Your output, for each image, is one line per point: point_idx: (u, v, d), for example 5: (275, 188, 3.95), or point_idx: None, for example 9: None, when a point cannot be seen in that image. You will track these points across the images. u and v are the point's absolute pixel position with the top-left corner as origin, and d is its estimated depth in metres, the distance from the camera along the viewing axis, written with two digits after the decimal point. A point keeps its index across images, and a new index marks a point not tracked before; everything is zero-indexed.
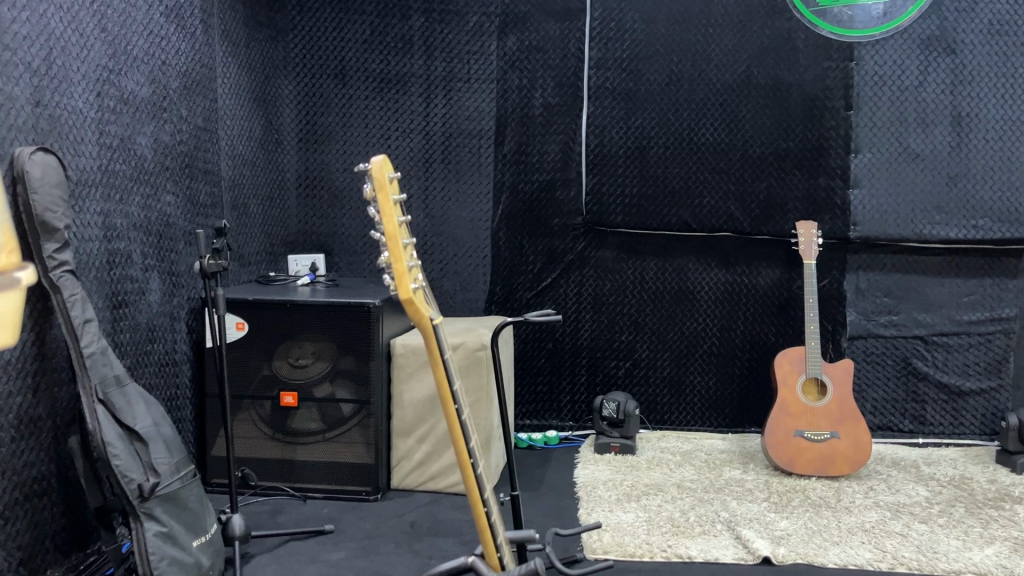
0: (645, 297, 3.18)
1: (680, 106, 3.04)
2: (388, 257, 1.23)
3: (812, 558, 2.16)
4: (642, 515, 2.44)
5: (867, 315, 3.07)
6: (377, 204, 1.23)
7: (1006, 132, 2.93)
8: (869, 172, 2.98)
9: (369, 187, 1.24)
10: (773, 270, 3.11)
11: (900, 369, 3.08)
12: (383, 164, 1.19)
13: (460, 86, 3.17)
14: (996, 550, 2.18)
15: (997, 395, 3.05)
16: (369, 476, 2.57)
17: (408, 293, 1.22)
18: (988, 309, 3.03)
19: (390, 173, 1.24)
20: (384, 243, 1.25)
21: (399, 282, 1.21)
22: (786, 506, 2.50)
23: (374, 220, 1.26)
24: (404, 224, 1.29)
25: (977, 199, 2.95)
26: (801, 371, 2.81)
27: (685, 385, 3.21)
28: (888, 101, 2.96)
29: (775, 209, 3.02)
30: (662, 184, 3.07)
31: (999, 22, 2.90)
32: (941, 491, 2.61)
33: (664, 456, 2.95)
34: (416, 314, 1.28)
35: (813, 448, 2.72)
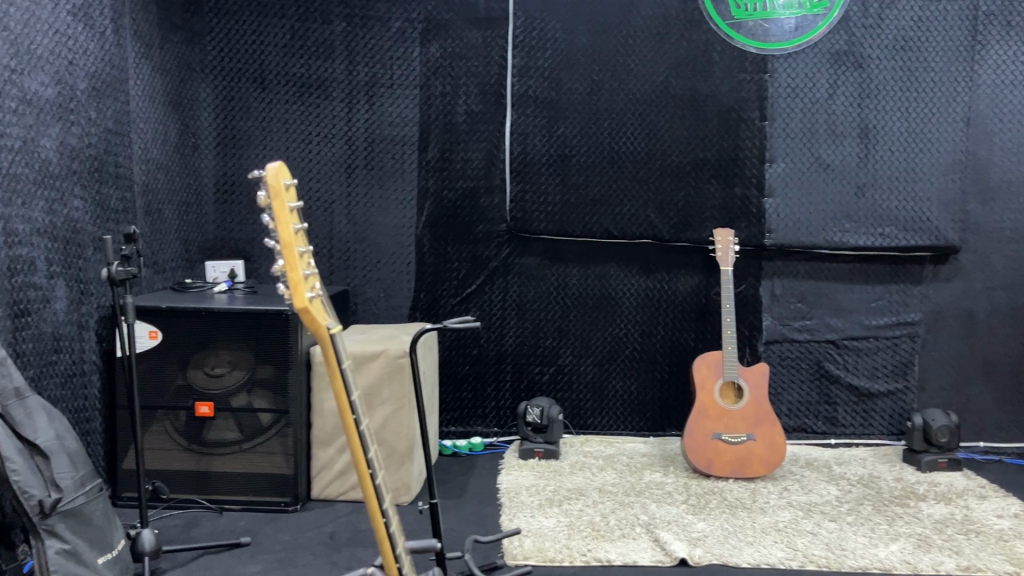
0: (568, 303, 3.21)
1: (602, 115, 3.08)
2: (284, 266, 1.19)
3: (726, 558, 2.21)
4: (563, 519, 2.45)
5: (782, 320, 3.16)
6: (272, 212, 1.22)
7: (910, 144, 3.05)
8: (782, 182, 3.07)
9: (264, 194, 1.21)
10: (691, 277, 3.18)
11: (813, 373, 3.18)
12: (279, 172, 1.20)
13: (382, 92, 3.14)
14: (900, 547, 2.26)
15: (904, 397, 3.16)
16: (287, 487, 2.53)
17: (303, 303, 1.19)
18: (895, 314, 3.14)
19: (286, 180, 1.21)
20: (279, 251, 1.21)
21: (293, 289, 1.19)
22: (703, 508, 2.55)
23: (268, 229, 1.22)
24: (301, 234, 1.26)
25: (884, 208, 3.06)
26: (718, 375, 2.86)
27: (608, 390, 3.25)
28: (800, 113, 3.06)
29: (694, 216, 3.08)
30: (585, 192, 3.11)
31: (903, 38, 3.01)
32: (850, 490, 2.70)
33: (586, 461, 2.97)
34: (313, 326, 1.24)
35: (729, 450, 2.79)
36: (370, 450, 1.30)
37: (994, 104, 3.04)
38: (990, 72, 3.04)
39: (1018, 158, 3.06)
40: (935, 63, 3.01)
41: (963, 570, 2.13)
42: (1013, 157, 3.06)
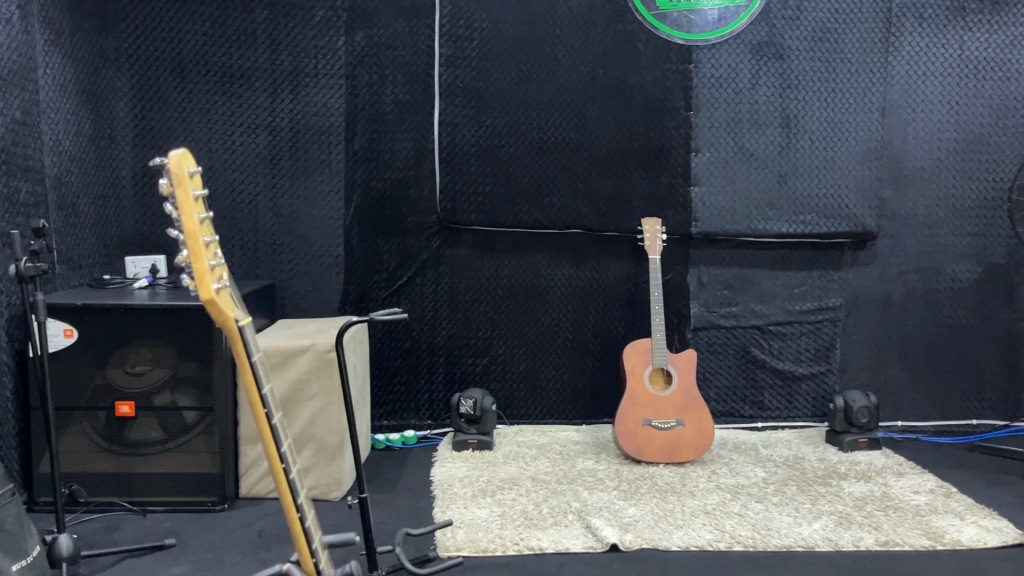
0: (499, 294, 3.21)
1: (530, 105, 3.09)
2: (188, 255, 1.19)
3: (656, 542, 2.24)
4: (495, 509, 2.45)
5: (709, 307, 3.22)
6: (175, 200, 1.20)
7: (830, 133, 3.13)
8: (708, 171, 3.12)
9: (166, 182, 1.19)
10: (621, 265, 3.21)
11: (740, 358, 3.24)
12: (183, 159, 1.18)
13: (307, 81, 3.08)
14: (822, 524, 2.33)
15: (826, 379, 3.26)
16: (215, 486, 2.47)
17: (210, 294, 1.18)
18: (817, 299, 3.23)
19: (190, 167, 1.20)
20: (183, 241, 1.21)
21: (199, 280, 1.19)
22: (634, 493, 2.58)
23: (172, 217, 1.21)
24: (207, 222, 1.25)
25: (805, 196, 3.14)
26: (648, 362, 2.90)
27: (540, 379, 3.26)
28: (723, 103, 3.11)
29: (622, 206, 3.11)
30: (514, 182, 3.11)
31: (821, 29, 3.08)
32: (776, 471, 2.77)
33: (520, 451, 2.98)
34: (220, 316, 1.24)
35: (659, 436, 2.83)
36: (282, 445, 1.30)
37: (907, 94, 3.15)
38: (903, 63, 3.14)
39: (930, 146, 3.17)
40: (852, 54, 3.09)
41: (883, 545, 2.21)
42: (925, 146, 3.17)
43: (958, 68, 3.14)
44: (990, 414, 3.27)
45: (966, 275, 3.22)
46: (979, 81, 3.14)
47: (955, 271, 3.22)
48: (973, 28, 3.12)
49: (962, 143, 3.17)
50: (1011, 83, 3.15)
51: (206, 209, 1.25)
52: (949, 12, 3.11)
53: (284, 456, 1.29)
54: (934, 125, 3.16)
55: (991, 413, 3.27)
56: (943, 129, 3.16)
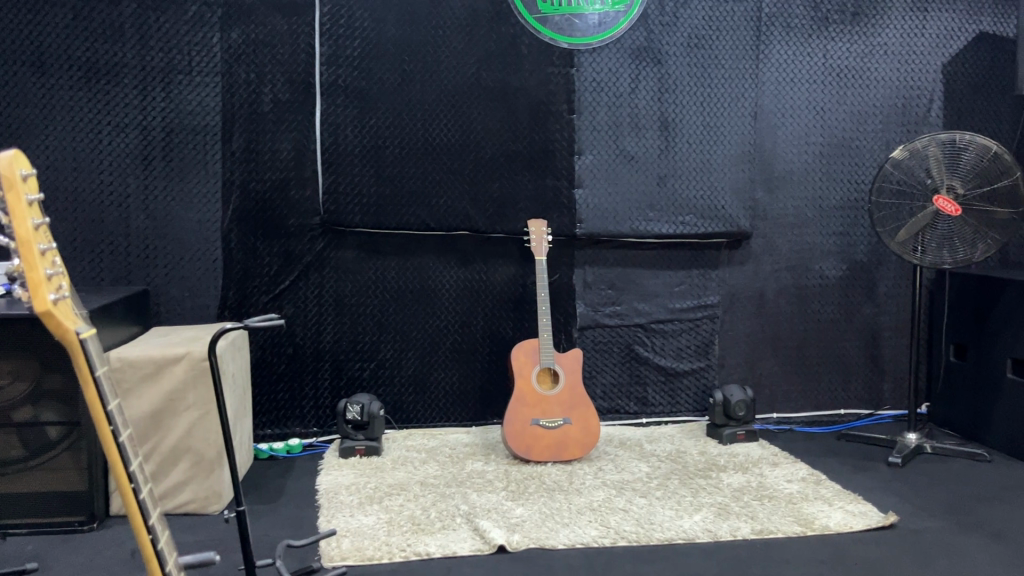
0: (386, 296, 3.17)
1: (413, 105, 3.06)
2: (20, 265, 1.12)
3: (543, 541, 2.26)
4: (383, 516, 2.42)
5: (594, 306, 3.27)
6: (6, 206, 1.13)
7: (706, 137, 3.23)
8: (591, 173, 3.17)
9: None
10: (508, 267, 3.22)
11: (625, 356, 3.32)
12: (14, 161, 1.11)
13: (180, 78, 2.96)
14: (702, 516, 2.40)
15: (706, 374, 3.37)
16: (82, 505, 2.34)
17: (46, 306, 1.12)
18: (697, 297, 3.33)
19: (23, 170, 1.13)
20: (14, 249, 1.13)
21: (33, 292, 1.12)
22: (522, 493, 2.60)
23: (2, 225, 1.14)
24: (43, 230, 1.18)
25: (683, 197, 3.24)
26: (535, 362, 2.93)
27: (429, 382, 3.24)
28: (605, 107, 3.17)
29: (508, 207, 3.12)
30: (399, 183, 3.08)
31: (697, 36, 3.18)
32: (659, 465, 2.84)
33: (409, 455, 2.95)
34: (58, 330, 1.17)
35: (548, 434, 2.86)
36: (131, 463, 1.23)
37: (777, 100, 3.29)
38: (772, 70, 3.28)
39: (798, 150, 3.32)
40: (726, 60, 3.21)
41: (758, 533, 2.30)
42: (794, 149, 3.32)
43: (822, 75, 3.30)
44: (856, 404, 3.46)
45: (833, 272, 3.39)
46: (842, 88, 3.32)
47: (823, 269, 3.38)
48: (836, 37, 3.29)
49: (828, 147, 3.33)
50: (870, 90, 3.33)
51: (43, 213, 1.18)
52: (814, 22, 3.27)
53: (134, 476, 1.23)
54: (801, 129, 3.32)
55: (857, 402, 3.46)
56: (810, 134, 3.32)
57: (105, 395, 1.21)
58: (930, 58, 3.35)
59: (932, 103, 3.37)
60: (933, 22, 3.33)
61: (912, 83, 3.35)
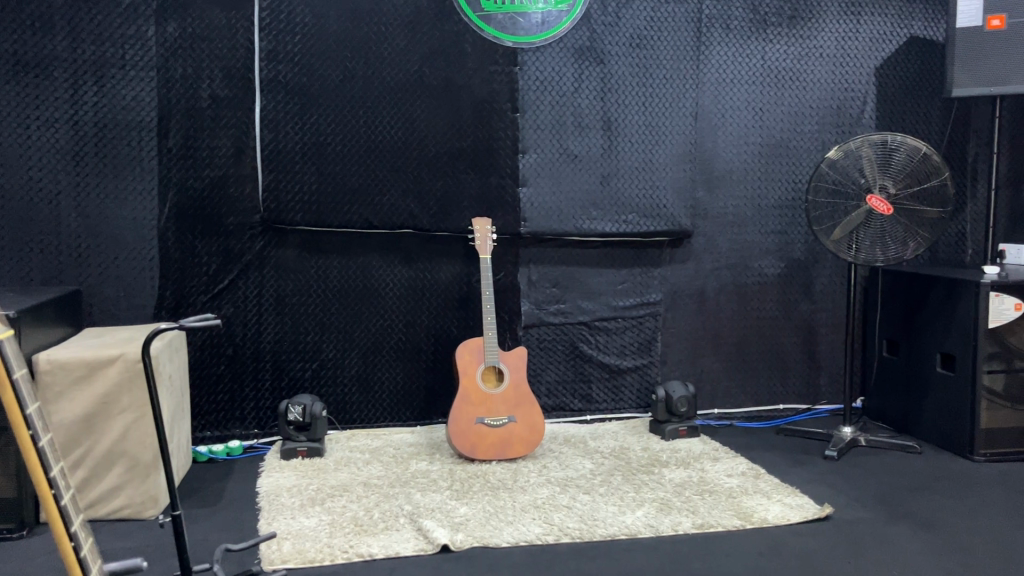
0: (328, 296, 3.13)
1: (355, 103, 3.03)
2: None
3: (487, 540, 2.26)
4: (325, 518, 2.39)
5: (538, 305, 3.29)
6: None
7: (647, 136, 3.27)
8: (535, 172, 3.18)
9: None
10: (452, 265, 3.21)
11: (569, 354, 3.33)
12: None
13: (113, 72, 2.88)
14: (645, 512, 2.43)
15: (649, 371, 3.40)
16: (12, 512, 2.27)
17: None
18: (640, 295, 3.37)
19: None
20: None
21: None
22: (466, 492, 2.59)
23: None
24: None
25: (625, 196, 3.27)
26: (480, 360, 2.93)
27: (373, 382, 3.21)
28: (548, 106, 3.18)
29: (452, 205, 3.12)
30: (342, 181, 3.04)
31: (638, 36, 3.21)
32: (603, 462, 2.87)
33: (352, 456, 2.92)
34: None
35: (492, 433, 2.85)
36: (51, 468, 1.19)
37: (717, 100, 3.34)
38: (712, 71, 3.33)
39: (737, 150, 3.38)
40: (667, 61, 3.24)
41: (699, 528, 2.33)
42: (733, 149, 3.38)
43: (761, 77, 3.36)
44: (794, 399, 3.54)
45: (772, 270, 3.46)
46: (779, 89, 3.38)
47: (762, 267, 3.45)
48: (773, 39, 3.35)
49: (766, 147, 3.40)
50: (806, 92, 3.40)
51: None
52: (752, 24, 3.33)
53: (55, 482, 1.19)
54: (740, 130, 3.37)
55: (795, 397, 3.54)
56: (748, 134, 3.38)
57: (21, 399, 1.17)
58: (863, 61, 3.43)
59: (865, 105, 3.46)
60: (866, 26, 3.42)
61: (846, 85, 3.44)
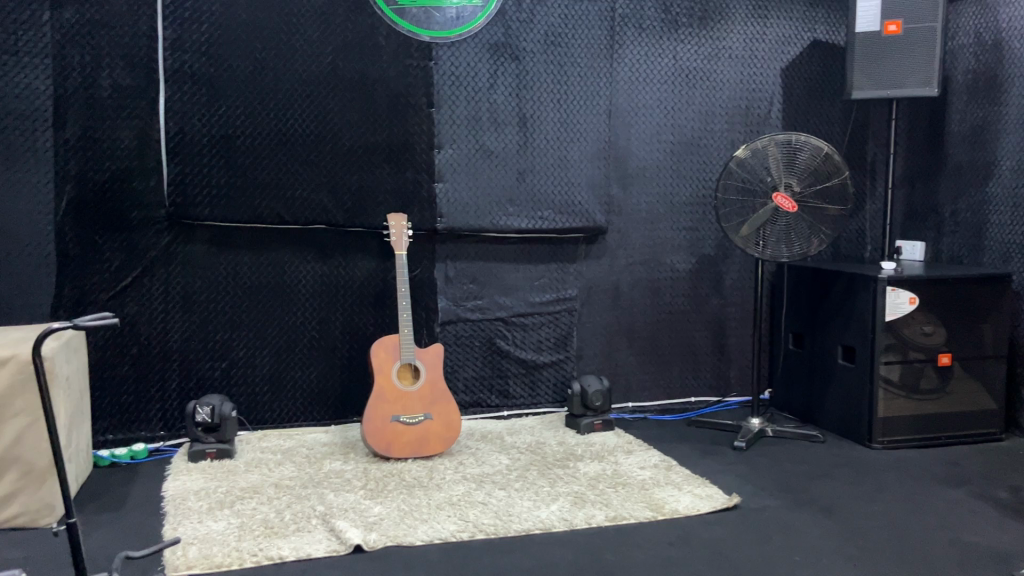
0: (239, 293, 3.05)
1: (266, 95, 2.95)
2: None
3: (400, 539, 2.24)
4: (233, 521, 2.33)
5: (455, 301, 3.27)
6: None
7: (562, 133, 3.29)
8: (450, 167, 3.17)
9: None
10: (367, 261, 3.16)
11: (486, 349, 3.33)
12: None
13: (5, 59, 2.73)
14: (559, 506, 2.44)
15: (565, 366, 3.43)
16: None
17: None
18: (556, 290, 3.39)
19: None
20: None
21: None
22: (380, 491, 2.56)
23: None
24: None
25: (541, 193, 3.28)
26: (396, 358, 2.90)
27: (285, 381, 3.14)
28: (464, 101, 3.16)
29: (366, 200, 3.07)
30: (252, 175, 2.96)
31: (553, 33, 3.23)
32: (519, 457, 2.88)
33: (263, 457, 2.85)
34: None
35: (407, 431, 2.83)
36: None
37: (630, 99, 3.39)
38: (625, 69, 3.37)
39: (650, 148, 3.44)
40: (581, 59, 3.27)
41: (612, 520, 2.36)
42: (646, 147, 3.44)
43: (672, 76, 3.42)
44: (706, 391, 3.63)
45: (683, 266, 3.53)
46: (690, 88, 3.45)
47: (674, 262, 3.52)
48: (685, 40, 3.42)
49: (678, 145, 3.47)
50: (716, 92, 3.48)
51: None
52: (664, 24, 3.39)
53: None
54: (653, 128, 3.43)
55: (706, 389, 3.63)
56: (660, 132, 3.44)
57: None
58: (770, 62, 3.54)
59: (772, 105, 3.56)
60: (773, 28, 3.52)
61: (754, 86, 3.53)
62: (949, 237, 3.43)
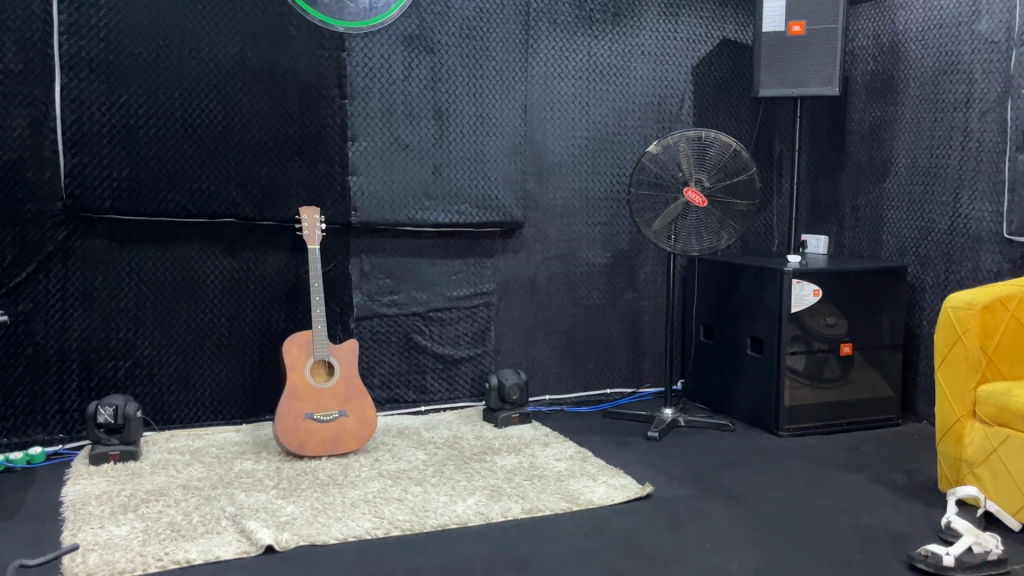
0: (143, 289, 2.95)
1: (171, 84, 2.85)
2: None
3: (313, 538, 2.20)
4: (138, 525, 2.24)
5: (371, 296, 3.23)
6: None
7: (478, 127, 3.28)
8: (365, 160, 3.11)
9: None
10: (279, 256, 3.10)
11: (402, 345, 3.30)
12: None
13: None
14: (475, 500, 2.44)
15: (482, 360, 3.43)
16: None
17: None
18: (473, 285, 3.38)
19: None
20: None
21: None
22: (293, 490, 2.51)
23: None
24: None
25: (457, 187, 3.27)
26: (309, 355, 2.84)
27: (194, 380, 3.05)
28: (377, 93, 3.11)
29: (277, 194, 3.00)
30: (157, 167, 2.86)
31: (467, 27, 3.22)
32: (436, 453, 2.86)
33: (170, 458, 2.76)
34: None
35: (321, 429, 2.78)
36: None
37: (545, 93, 3.41)
38: (540, 64, 3.39)
39: (565, 143, 3.46)
40: (496, 53, 3.27)
41: (527, 513, 2.37)
42: (561, 142, 3.46)
43: (586, 72, 3.46)
44: (621, 383, 3.68)
45: (598, 260, 3.57)
46: (604, 84, 3.49)
47: (589, 257, 3.56)
48: (598, 36, 3.46)
49: (592, 141, 3.50)
50: (629, 88, 3.53)
51: None
52: (578, 20, 3.42)
53: None
54: (568, 123, 3.46)
55: (621, 381, 3.68)
56: (575, 128, 3.47)
57: None
58: (681, 60, 3.61)
59: (683, 102, 3.63)
60: (684, 27, 3.59)
61: (666, 83, 3.60)
62: (850, 232, 3.57)
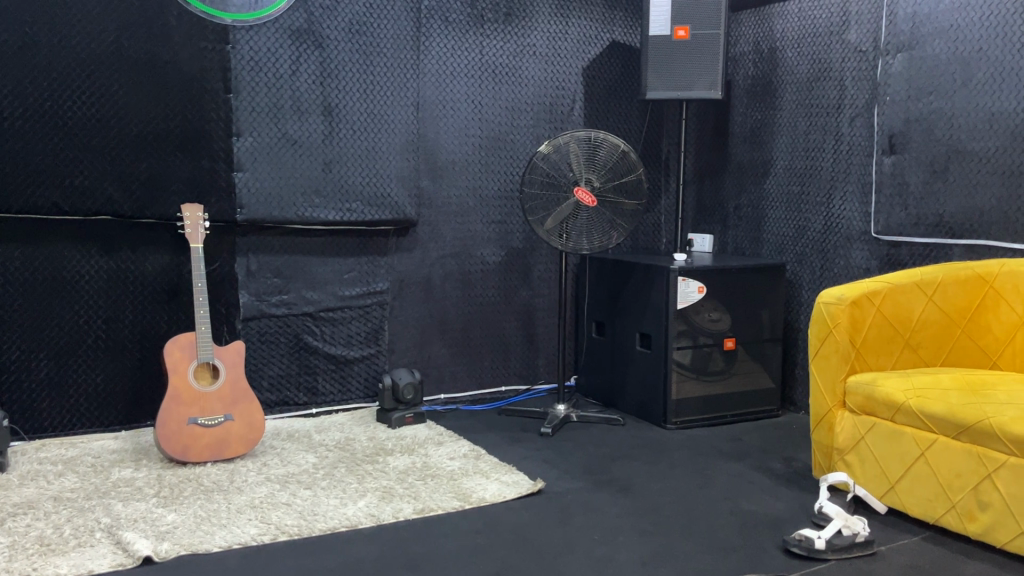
0: (9, 289, 2.78)
1: (40, 73, 2.70)
2: None
3: (195, 547, 2.12)
4: (3, 540, 2.11)
5: (259, 296, 3.15)
6: None
7: (369, 124, 3.23)
8: (251, 156, 3.02)
9: None
10: (160, 256, 2.97)
11: (293, 346, 3.23)
12: None
13: None
14: (366, 502, 2.41)
15: (376, 360, 3.39)
16: None
17: None
18: (366, 284, 3.34)
19: None
20: None
21: None
22: (175, 498, 2.42)
23: None
24: None
25: (349, 184, 3.21)
26: (192, 357, 2.74)
27: (67, 385, 2.89)
28: (264, 88, 3.03)
29: (158, 190, 2.88)
30: (25, 161, 2.71)
31: (357, 22, 3.17)
32: (326, 455, 2.81)
33: (41, 468, 2.61)
34: None
35: (206, 434, 2.69)
36: None
37: (437, 91, 3.39)
38: (432, 62, 3.37)
39: (457, 141, 3.46)
40: (387, 49, 3.23)
41: (419, 513, 2.36)
42: (454, 140, 3.45)
43: (478, 71, 3.46)
44: (515, 380, 3.71)
45: (492, 258, 3.59)
46: (496, 83, 3.50)
47: (484, 254, 3.57)
48: (490, 35, 3.47)
49: (484, 139, 3.51)
50: (522, 87, 3.56)
51: None
52: (470, 19, 3.42)
53: None
54: (460, 122, 3.45)
55: (515, 378, 3.71)
56: (468, 126, 3.48)
57: None
58: (572, 61, 3.66)
59: (574, 103, 3.69)
60: (574, 29, 3.64)
61: (557, 83, 3.64)
62: (733, 230, 3.71)
